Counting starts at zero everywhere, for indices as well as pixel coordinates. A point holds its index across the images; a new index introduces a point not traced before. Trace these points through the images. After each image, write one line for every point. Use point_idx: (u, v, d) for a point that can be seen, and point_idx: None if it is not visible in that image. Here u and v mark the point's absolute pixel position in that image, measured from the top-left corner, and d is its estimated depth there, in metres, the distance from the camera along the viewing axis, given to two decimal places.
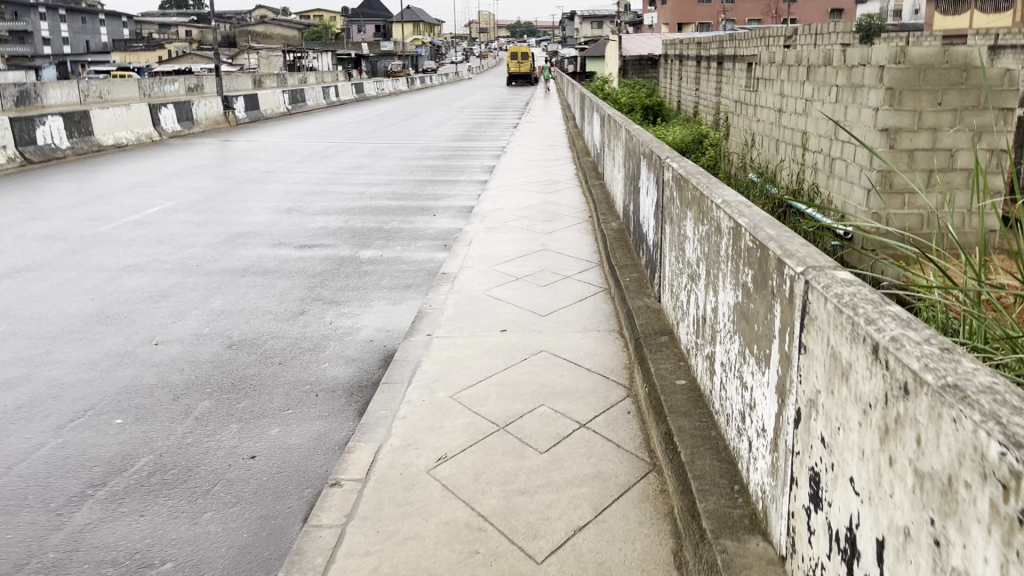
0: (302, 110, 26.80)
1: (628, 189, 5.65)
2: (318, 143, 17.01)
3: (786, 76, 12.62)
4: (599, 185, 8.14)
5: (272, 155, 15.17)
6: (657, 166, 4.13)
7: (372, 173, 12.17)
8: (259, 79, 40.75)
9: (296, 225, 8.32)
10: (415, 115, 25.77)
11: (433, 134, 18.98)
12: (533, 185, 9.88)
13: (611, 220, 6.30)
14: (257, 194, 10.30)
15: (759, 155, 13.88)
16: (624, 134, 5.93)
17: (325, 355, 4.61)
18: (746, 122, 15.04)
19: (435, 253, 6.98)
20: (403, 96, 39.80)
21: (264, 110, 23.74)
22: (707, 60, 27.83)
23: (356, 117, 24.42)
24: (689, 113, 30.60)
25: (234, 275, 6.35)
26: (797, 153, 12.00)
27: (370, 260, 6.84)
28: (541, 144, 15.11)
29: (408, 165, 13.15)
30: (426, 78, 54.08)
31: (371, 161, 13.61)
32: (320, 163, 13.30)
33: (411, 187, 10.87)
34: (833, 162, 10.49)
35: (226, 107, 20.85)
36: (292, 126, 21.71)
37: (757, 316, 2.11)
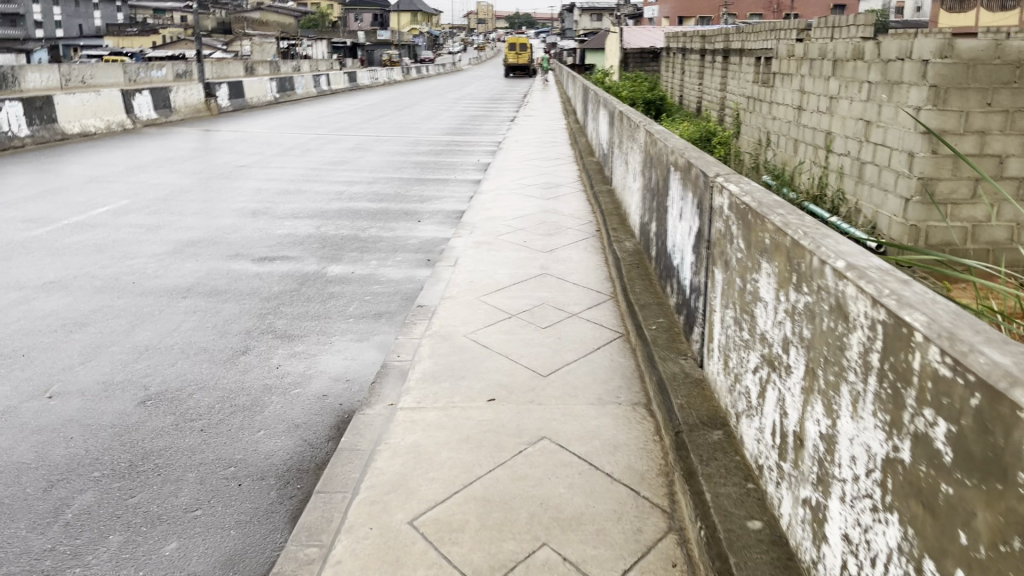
0: (291, 99, 25.69)
1: (647, 203, 4.64)
2: (302, 135, 15.93)
3: (807, 72, 11.62)
4: (606, 191, 7.13)
5: (250, 147, 14.10)
6: (698, 185, 3.11)
7: (355, 170, 11.13)
8: (250, 67, 39.63)
9: (260, 231, 7.29)
10: (408, 107, 24.69)
11: (425, 126, 17.90)
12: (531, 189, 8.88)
13: (624, 238, 5.28)
14: (223, 192, 9.25)
15: (775, 157, 12.88)
16: (644, 135, 4.91)
17: (263, 418, 3.59)
18: (760, 120, 14.03)
19: (416, 271, 5.96)
20: (398, 87, 38.65)
21: (250, 98, 22.63)
22: (713, 54, 26.76)
23: (346, 108, 23.31)
24: (693, 109, 29.51)
25: (173, 296, 5.31)
26: (818, 155, 11.04)
27: (338, 278, 5.82)
28: (540, 139, 14.09)
29: (395, 161, 12.10)
30: (423, 68, 52.86)
31: (355, 156, 12.55)
32: (300, 158, 12.23)
33: (396, 187, 9.84)
34: (862, 167, 9.49)
35: (207, 95, 19.72)
36: (278, 116, 20.58)
37: (975, 523, 1.13)
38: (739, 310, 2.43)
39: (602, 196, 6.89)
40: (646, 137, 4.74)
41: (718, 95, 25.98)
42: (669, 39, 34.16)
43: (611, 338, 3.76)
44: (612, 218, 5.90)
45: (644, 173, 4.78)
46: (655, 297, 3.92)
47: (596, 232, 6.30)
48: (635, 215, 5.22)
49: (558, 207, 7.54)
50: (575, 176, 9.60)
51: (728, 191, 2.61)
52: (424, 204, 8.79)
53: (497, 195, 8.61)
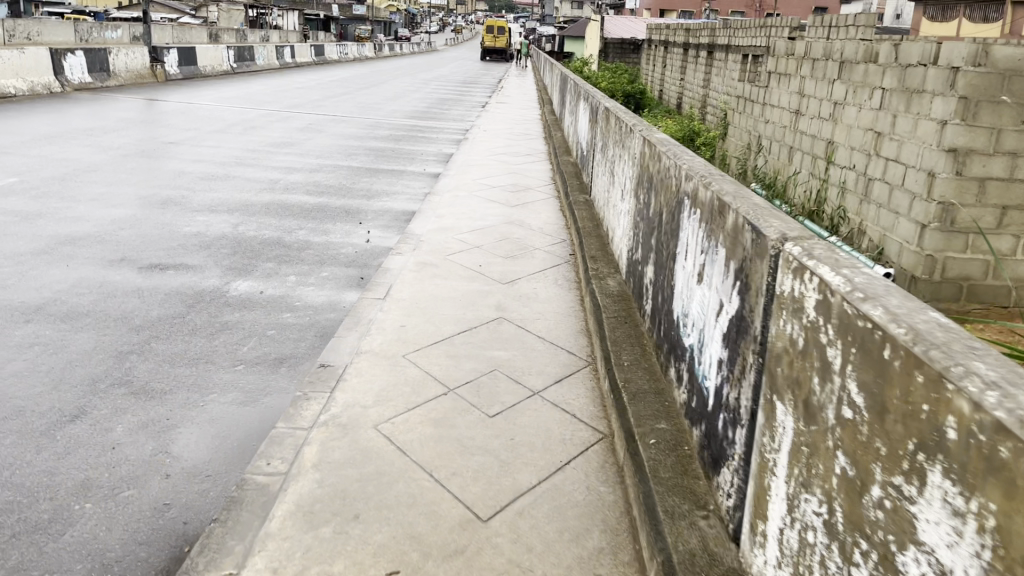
0: (249, 70, 24.14)
1: (639, 231, 3.51)
2: (251, 110, 14.56)
3: (808, 73, 10.59)
4: (583, 203, 5.94)
5: (189, 121, 12.74)
6: (738, 241, 1.96)
7: (299, 155, 9.86)
8: (213, 34, 37.74)
9: (162, 228, 6.04)
10: (373, 86, 23.32)
11: (388, 108, 16.61)
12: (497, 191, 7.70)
13: (606, 273, 4.12)
14: (135, 173, 7.94)
15: (766, 166, 11.83)
16: (638, 142, 3.78)
17: (57, 550, 2.37)
18: (749, 124, 12.97)
19: (341, 295, 4.78)
20: (368, 64, 37.16)
21: (203, 66, 21.07)
22: (696, 49, 25.74)
23: (308, 83, 21.88)
24: (672, 105, 28.51)
25: (14, 319, 4.05)
26: (817, 165, 10.03)
27: (242, 300, 4.62)
28: (511, 130, 12.95)
29: (347, 147, 10.84)
30: (396, 46, 51.26)
31: (303, 139, 11.26)
32: (240, 137, 10.92)
33: (342, 179, 8.61)
34: (869, 184, 8.49)
35: (153, 60, 18.19)
36: (230, 88, 19.10)
37: None
38: (843, 518, 1.29)
39: (577, 210, 5.71)
40: (644, 146, 3.56)
41: (700, 92, 24.98)
42: (651, 31, 33.14)
43: (587, 441, 2.62)
44: (591, 243, 4.72)
45: (638, 195, 3.60)
46: (654, 379, 2.76)
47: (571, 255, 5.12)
48: (622, 245, 4.06)
49: (527, 219, 6.36)
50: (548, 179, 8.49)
51: (820, 281, 1.44)
52: (371, 202, 7.59)
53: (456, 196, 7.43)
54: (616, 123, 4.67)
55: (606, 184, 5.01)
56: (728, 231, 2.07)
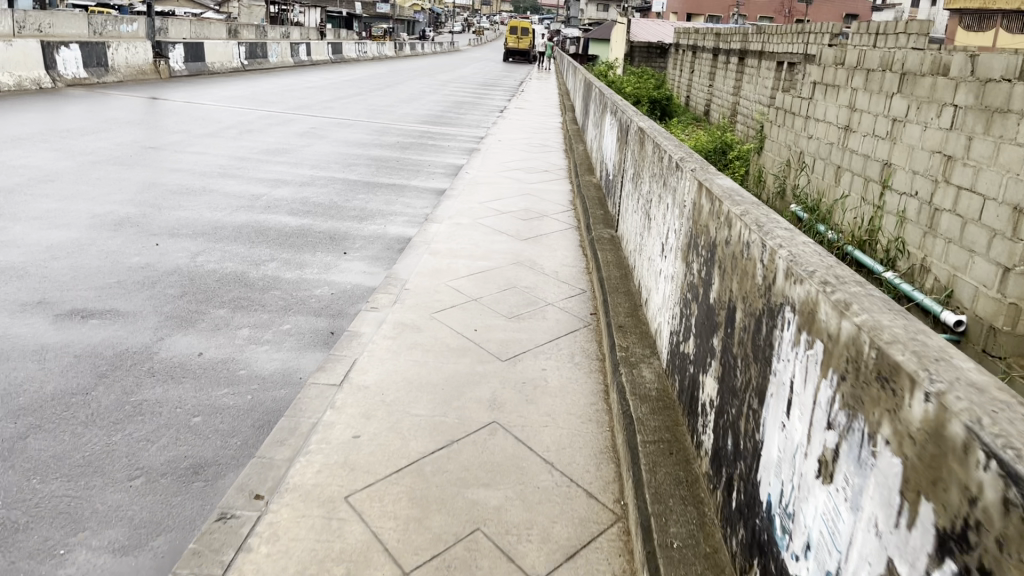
0: (261, 67, 23.31)
1: (692, 310, 2.50)
2: (252, 111, 13.66)
3: (861, 86, 9.51)
4: (606, 241, 4.92)
5: (182, 123, 11.85)
6: (961, 471, 0.94)
7: (291, 165, 8.90)
8: (231, 30, 37.09)
9: (105, 258, 5.08)
10: (389, 87, 22.41)
11: (400, 112, 15.66)
12: (507, 217, 6.69)
13: (638, 352, 3.11)
14: (99, 184, 7.00)
15: (809, 187, 10.74)
16: (689, 186, 2.78)
17: None
18: (789, 139, 11.88)
19: (299, 362, 3.80)
20: (387, 63, 36.32)
21: (211, 63, 20.24)
22: (726, 55, 24.67)
23: (320, 82, 21.02)
24: (700, 112, 27.45)
25: None
26: (869, 189, 8.97)
27: (173, 366, 3.63)
28: (529, 140, 11.98)
29: (348, 155, 9.88)
30: (418, 45, 50.48)
31: (300, 146, 10.32)
32: (231, 143, 9.99)
33: (334, 195, 7.63)
34: (935, 215, 7.44)
35: (156, 55, 17.36)
36: (236, 86, 18.23)
37: None
38: None
39: (599, 251, 4.69)
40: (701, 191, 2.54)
41: (730, 100, 23.91)
42: (679, 36, 32.08)
43: None
44: (619, 303, 3.69)
45: (691, 260, 2.58)
46: None
47: (594, 312, 4.09)
48: (663, 320, 3.03)
49: (541, 257, 5.33)
50: (568, 203, 7.49)
51: None
52: (362, 226, 6.61)
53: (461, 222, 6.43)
54: (656, 150, 3.64)
55: (638, 226, 3.98)
56: (915, 433, 1.05)
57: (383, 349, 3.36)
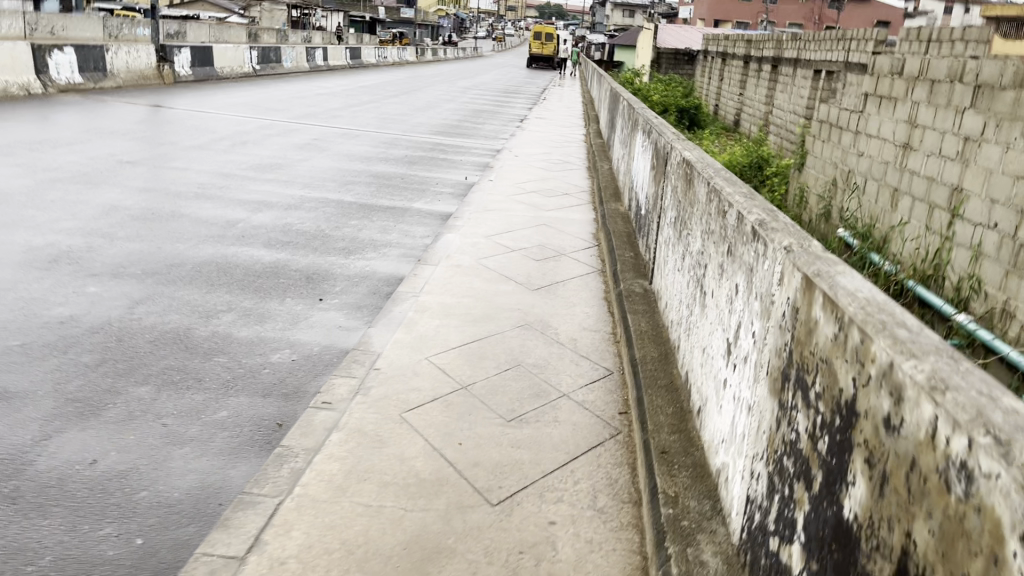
0: (274, 72, 22.57)
1: (799, 500, 1.49)
2: (253, 121, 12.81)
3: (924, 98, 8.43)
4: (639, 298, 3.91)
5: (174, 132, 11.01)
6: None
7: (281, 182, 7.98)
8: (250, 35, 36.59)
9: (21, 307, 4.16)
10: (405, 93, 21.55)
11: (413, 121, 14.77)
12: (520, 256, 5.70)
13: (693, 508, 2.10)
14: (50, 208, 6.11)
15: (859, 211, 9.64)
16: (779, 276, 1.77)
17: None
18: (836, 156, 10.79)
19: (226, 477, 2.82)
20: (407, 68, 35.62)
21: (221, 67, 19.51)
22: (759, 62, 23.58)
23: (333, 88, 20.22)
24: (730, 122, 26.40)
25: None
26: (933, 216, 7.91)
27: (49, 485, 2.66)
28: (549, 153, 11.00)
29: (347, 171, 8.96)
30: (440, 50, 49.75)
31: (295, 160, 9.41)
32: (219, 156, 9.10)
33: (322, 220, 6.69)
34: (1021, 251, 6.38)
35: (160, 59, 16.62)
36: (244, 92, 17.44)
37: None
38: None
39: (629, 314, 3.68)
40: (811, 299, 1.53)
41: (762, 108, 22.84)
42: (708, 42, 31.04)
43: None
44: (659, 409, 2.67)
45: (794, 403, 1.57)
46: None
47: (623, 411, 3.06)
48: (732, 466, 2.02)
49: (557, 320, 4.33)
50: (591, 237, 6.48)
51: None
52: (349, 262, 5.64)
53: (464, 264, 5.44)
54: (712, 195, 2.63)
55: (685, 297, 2.97)
56: None
57: (321, 487, 2.41)
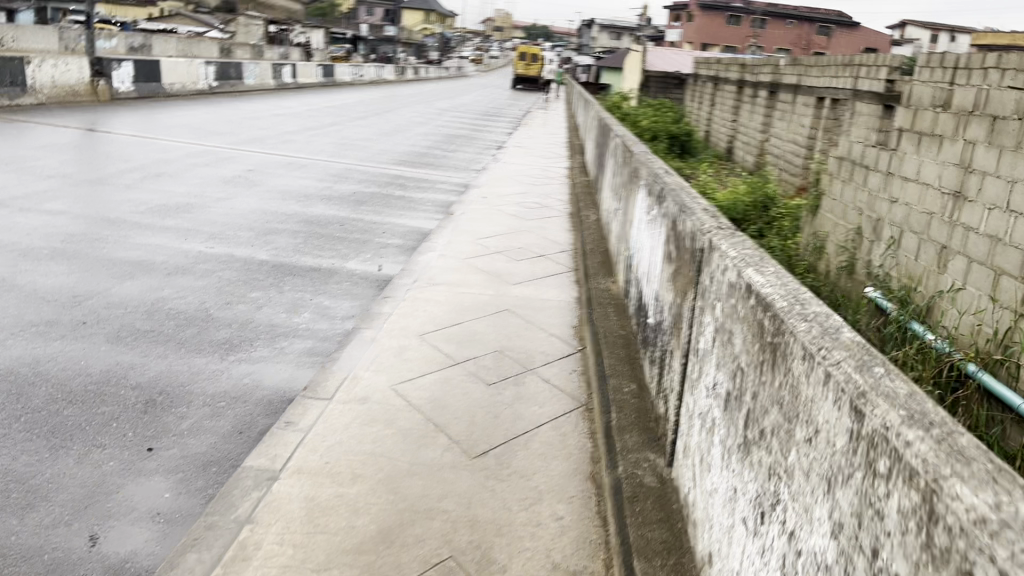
0: (234, 90, 20.99)
1: None
2: (186, 147, 11.17)
3: (982, 137, 6.91)
4: (652, 504, 2.22)
5: (80, 158, 9.34)
6: None
7: (179, 233, 6.30)
8: (220, 50, 35.09)
9: None
10: (376, 115, 19.96)
11: (375, 148, 13.19)
12: (470, 373, 4.02)
13: None
14: None
15: (895, 269, 8.06)
16: None
17: None
18: (863, 201, 9.23)
19: None
20: (384, 87, 34.16)
21: (172, 82, 17.87)
22: (754, 88, 22.28)
23: (297, 109, 18.60)
24: (721, 149, 25.12)
25: None
26: (1000, 284, 6.33)
27: None
28: (525, 188, 9.38)
29: (273, 216, 7.31)
30: (423, 69, 48.48)
31: (213, 199, 7.74)
32: (117, 193, 7.43)
33: (214, 292, 5.01)
34: None
35: (95, 73, 14.97)
36: (192, 111, 15.81)
37: None
38: None
39: (633, 559, 2.00)
40: None
41: (759, 137, 21.41)
42: (699, 65, 29.72)
43: None
44: None
45: None
46: None
47: None
48: None
49: (513, 531, 2.64)
50: (574, 333, 4.79)
51: None
52: (224, 367, 3.94)
53: (387, 388, 3.74)
54: (921, 493, 0.96)
55: None
56: None
57: None
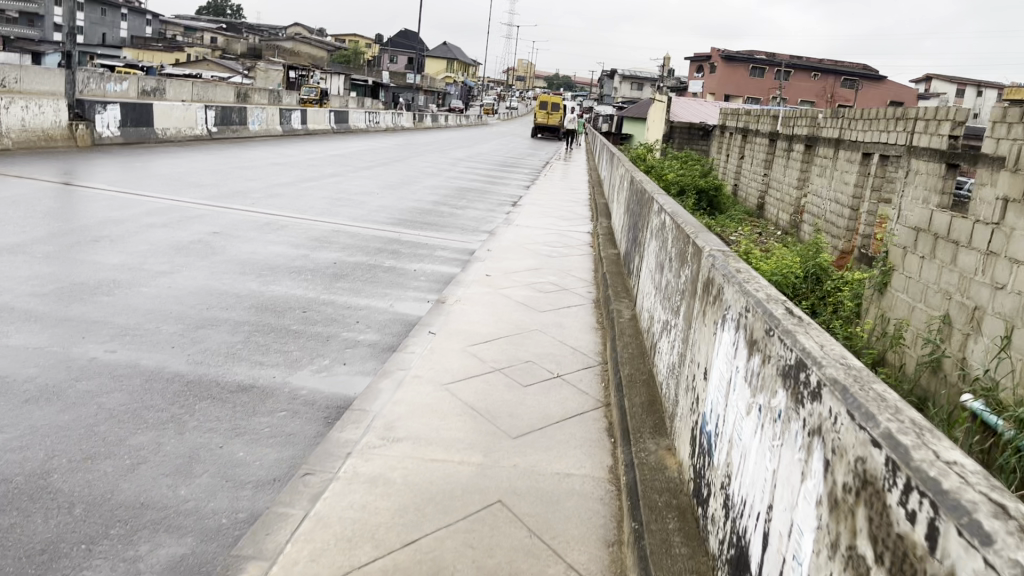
0: (236, 136, 19.78)
1: None
2: (153, 201, 9.75)
3: None
4: None
5: (13, 215, 7.91)
6: None
7: (76, 329, 4.74)
8: (233, 94, 34.31)
9: None
10: (385, 165, 18.64)
11: (373, 204, 11.73)
12: None
13: None
14: None
15: (1006, 375, 6.36)
16: None
17: None
18: (953, 282, 7.55)
19: None
20: (400, 135, 33.13)
21: (164, 127, 16.63)
22: (789, 141, 20.79)
23: (299, 157, 17.32)
24: (751, 206, 23.58)
25: None
26: None
27: None
28: (540, 257, 7.78)
29: (217, 299, 5.78)
30: (442, 117, 47.67)
31: (149, 274, 6.21)
32: (26, 265, 5.94)
33: (72, 440, 3.40)
34: None
35: (73, 116, 13.70)
36: (181, 158, 14.51)
37: None
38: None
39: None
40: None
41: (795, 194, 19.81)
42: (727, 116, 28.37)
43: None
44: None
45: None
46: None
47: None
48: None
49: None
50: None
51: None
52: None
53: None
54: None
55: None
56: None
57: None
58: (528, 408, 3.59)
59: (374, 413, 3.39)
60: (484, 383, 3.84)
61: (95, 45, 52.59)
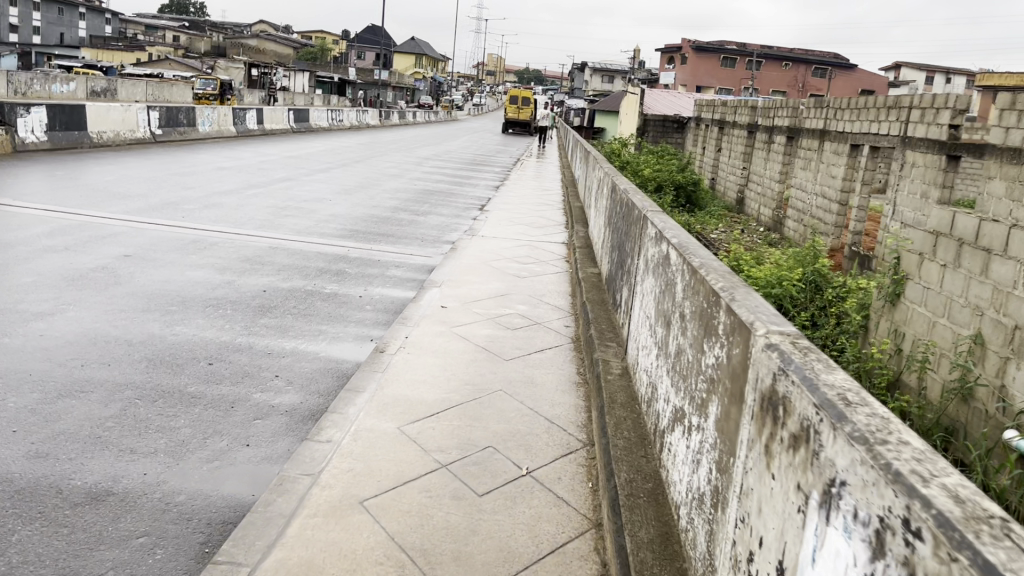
0: (184, 138, 18.46)
1: None
2: (64, 217, 8.51)
3: None
4: None
5: None
6: None
7: None
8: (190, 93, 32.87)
9: None
10: (345, 166, 17.43)
11: (323, 213, 10.56)
12: None
13: None
14: None
15: None
16: None
17: None
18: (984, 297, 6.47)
19: None
20: (366, 132, 31.90)
21: (99, 130, 15.27)
22: (769, 133, 19.83)
23: (250, 160, 16.07)
24: (730, 200, 22.64)
25: None
26: None
27: None
28: (506, 278, 6.62)
29: (99, 350, 4.59)
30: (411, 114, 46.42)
31: (21, 317, 5.01)
32: None
33: None
34: None
35: None
36: (115, 164, 13.22)
37: None
38: None
39: None
40: None
41: (777, 188, 18.88)
42: (702, 108, 27.41)
43: None
44: None
45: None
46: None
47: None
48: None
49: None
50: None
51: None
52: None
53: None
54: None
55: None
56: None
57: None
58: (485, 541, 2.47)
59: (252, 569, 2.24)
60: (423, 496, 2.71)
61: (49, 44, 50.56)
